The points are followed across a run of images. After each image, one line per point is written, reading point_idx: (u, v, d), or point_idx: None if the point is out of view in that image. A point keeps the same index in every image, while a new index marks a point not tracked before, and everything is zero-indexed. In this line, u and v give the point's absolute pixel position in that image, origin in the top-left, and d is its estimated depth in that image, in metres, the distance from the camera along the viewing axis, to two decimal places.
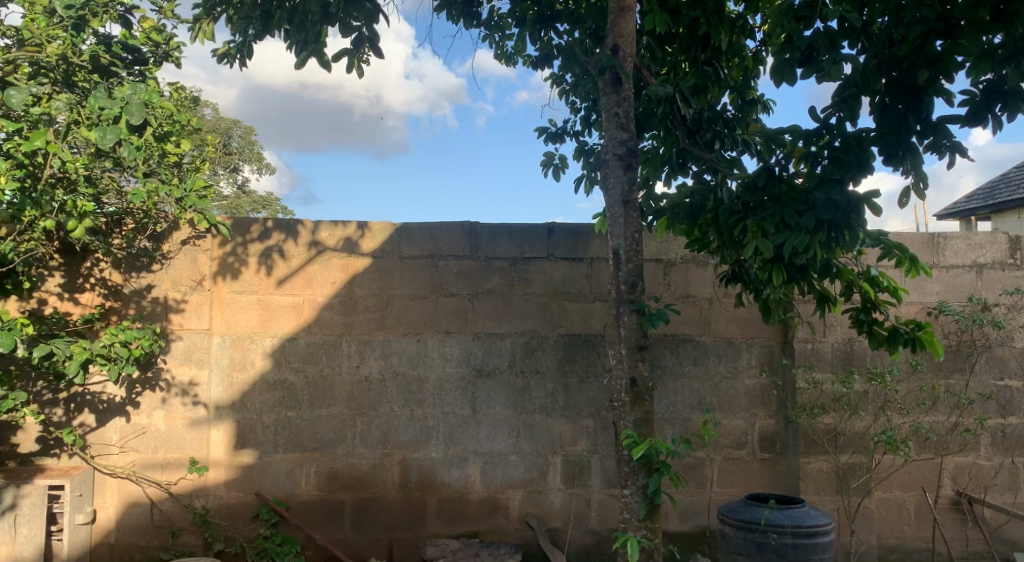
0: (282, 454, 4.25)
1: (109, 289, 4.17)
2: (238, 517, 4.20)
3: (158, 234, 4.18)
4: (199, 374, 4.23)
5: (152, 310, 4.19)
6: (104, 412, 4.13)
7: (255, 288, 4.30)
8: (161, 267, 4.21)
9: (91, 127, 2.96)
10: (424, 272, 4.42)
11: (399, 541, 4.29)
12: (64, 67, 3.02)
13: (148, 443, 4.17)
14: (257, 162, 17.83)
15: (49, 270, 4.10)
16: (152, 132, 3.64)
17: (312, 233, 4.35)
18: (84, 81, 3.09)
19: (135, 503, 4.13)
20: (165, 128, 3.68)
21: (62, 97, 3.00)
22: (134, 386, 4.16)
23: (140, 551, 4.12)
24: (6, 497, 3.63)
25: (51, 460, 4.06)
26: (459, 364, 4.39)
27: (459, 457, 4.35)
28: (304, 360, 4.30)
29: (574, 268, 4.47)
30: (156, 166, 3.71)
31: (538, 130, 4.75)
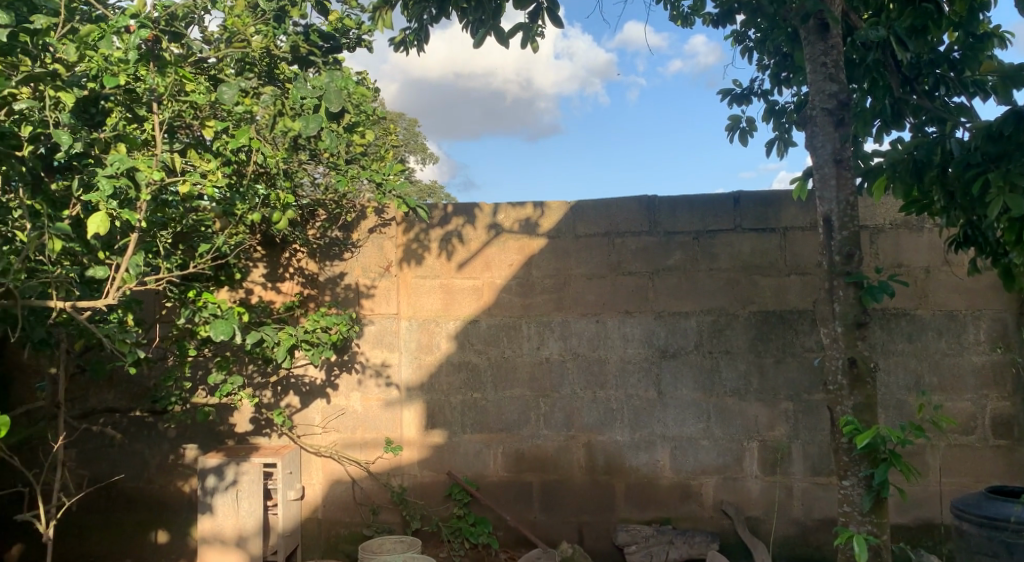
0: (470, 435, 4.23)
1: (307, 278, 4.35)
2: (432, 496, 4.23)
3: (347, 223, 4.31)
4: (391, 356, 4.29)
5: (345, 297, 4.32)
6: (307, 394, 4.31)
7: (437, 272, 4.31)
8: (352, 255, 4.32)
9: (294, 117, 3.03)
10: (602, 250, 4.22)
11: (590, 525, 4.15)
12: (267, 60, 3.11)
13: (347, 423, 4.29)
14: (421, 153, 18.52)
15: (254, 261, 4.32)
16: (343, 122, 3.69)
17: (491, 216, 4.29)
18: (285, 73, 3.17)
19: (338, 480, 4.27)
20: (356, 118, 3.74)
21: (266, 90, 3.07)
22: (332, 368, 4.30)
23: (345, 528, 4.25)
24: (228, 473, 3.83)
25: (264, 440, 4.25)
26: (642, 345, 4.17)
27: (647, 441, 4.14)
28: (486, 343, 4.26)
29: (764, 241, 4.11)
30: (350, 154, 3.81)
31: (721, 93, 4.40)
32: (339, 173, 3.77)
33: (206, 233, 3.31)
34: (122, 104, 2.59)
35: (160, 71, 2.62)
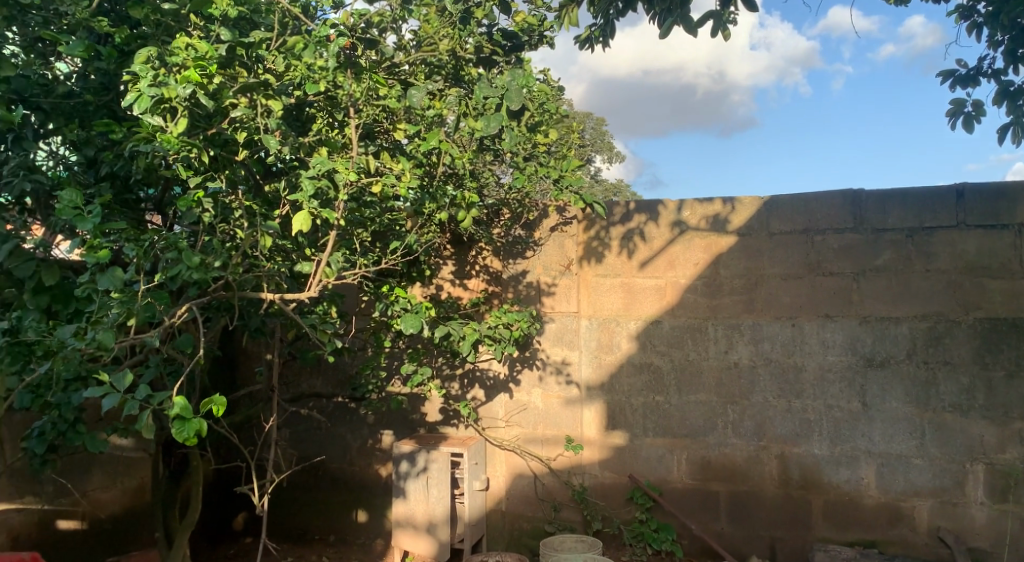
0: (652, 439, 4.10)
1: (491, 275, 4.47)
2: (614, 498, 4.16)
3: (530, 222, 4.38)
4: (571, 354, 4.29)
5: (527, 294, 4.39)
6: (491, 388, 4.44)
7: (619, 271, 4.23)
8: (534, 253, 4.38)
9: (476, 117, 3.12)
10: (798, 248, 3.91)
11: (782, 542, 3.87)
12: (454, 63, 3.21)
13: (529, 419, 4.35)
14: (608, 152, 18.46)
15: (443, 259, 4.51)
16: (526, 122, 3.72)
17: (676, 212, 4.13)
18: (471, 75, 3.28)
19: (521, 475, 4.34)
20: (538, 118, 3.77)
21: (452, 92, 3.18)
22: (515, 364, 4.39)
23: (527, 522, 4.32)
24: (419, 460, 4.04)
25: (451, 430, 4.44)
26: (844, 352, 3.81)
27: (848, 456, 3.78)
28: (669, 344, 4.11)
29: (995, 238, 3.58)
30: (532, 152, 3.84)
31: (942, 74, 3.91)
32: (521, 171, 3.83)
33: (400, 231, 3.51)
34: (323, 110, 2.87)
35: (356, 78, 2.72)
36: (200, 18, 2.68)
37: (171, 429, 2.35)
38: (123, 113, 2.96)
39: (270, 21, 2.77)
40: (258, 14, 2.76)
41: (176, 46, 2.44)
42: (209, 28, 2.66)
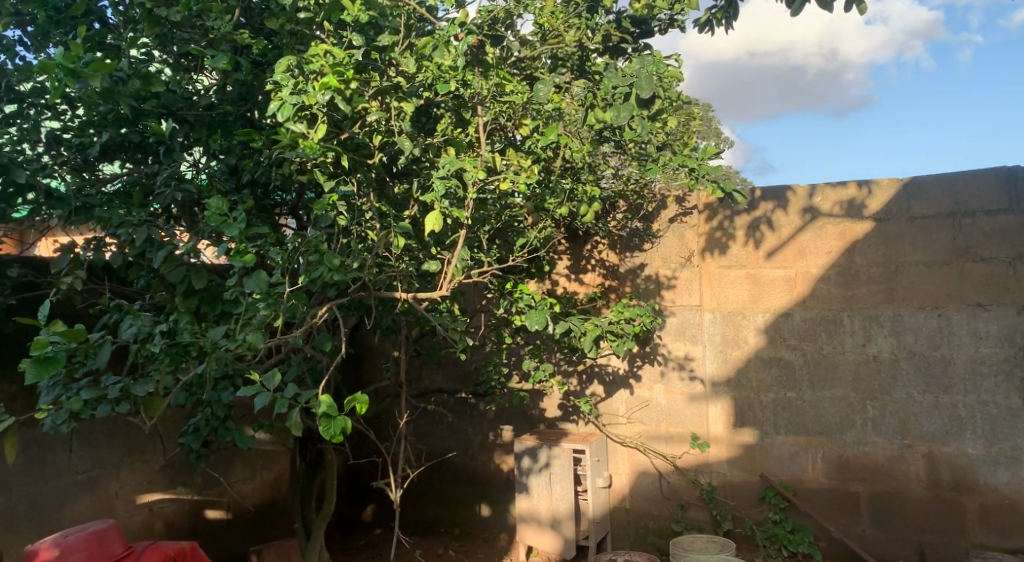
0: (784, 437, 3.92)
1: (608, 269, 4.40)
2: (745, 497, 4.01)
3: (648, 214, 4.28)
4: (694, 350, 4.16)
5: (647, 288, 4.29)
6: (610, 384, 4.39)
7: (744, 262, 4.07)
8: (653, 245, 4.28)
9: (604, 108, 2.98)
10: (944, 233, 3.63)
11: (933, 547, 3.59)
12: (578, 55, 3.14)
13: (652, 415, 4.26)
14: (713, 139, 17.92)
15: (560, 254, 4.48)
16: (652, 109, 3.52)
17: (805, 198, 3.93)
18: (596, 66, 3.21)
19: (645, 472, 4.27)
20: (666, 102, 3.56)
21: (579, 84, 3.09)
22: (635, 359, 4.31)
23: (653, 521, 4.23)
24: (542, 456, 4.03)
25: (572, 426, 4.41)
26: (1000, 343, 3.49)
27: (1007, 456, 3.46)
28: (801, 338, 3.92)
29: None
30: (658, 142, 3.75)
31: None
32: (653, 159, 3.72)
33: (519, 228, 3.46)
34: (450, 111, 2.90)
35: (484, 74, 2.80)
36: (331, 25, 2.74)
37: (319, 426, 2.41)
38: (260, 122, 3.08)
39: (396, 24, 2.82)
40: (384, 17, 2.80)
41: (313, 54, 2.50)
42: (341, 34, 2.72)
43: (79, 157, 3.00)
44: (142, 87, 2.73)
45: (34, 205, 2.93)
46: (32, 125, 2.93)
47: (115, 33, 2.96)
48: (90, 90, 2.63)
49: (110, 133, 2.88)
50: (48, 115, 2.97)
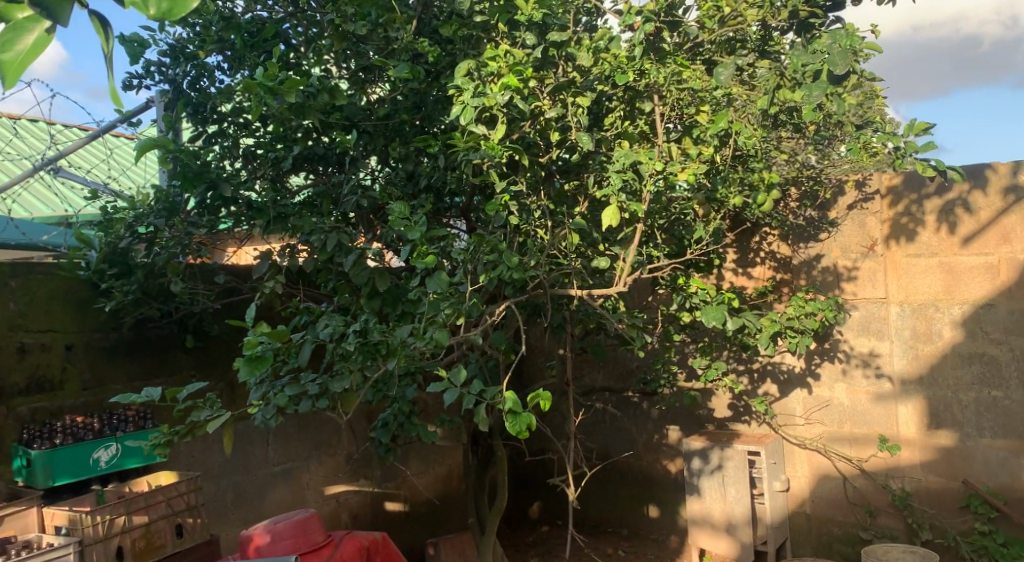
0: (991, 440, 3.54)
1: (779, 261, 4.20)
2: (945, 506, 3.68)
3: (824, 202, 4.04)
4: (880, 345, 3.87)
5: (824, 280, 4.04)
6: (785, 382, 4.19)
7: (935, 249, 3.73)
8: (830, 235, 4.02)
9: (793, 88, 2.85)
10: None
11: None
12: (760, 34, 2.99)
13: (834, 415, 4.02)
14: None
15: (726, 247, 4.33)
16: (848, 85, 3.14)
17: (1010, 176, 3.52)
18: (779, 45, 3.02)
19: (827, 476, 4.02)
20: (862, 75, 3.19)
21: (764, 64, 2.95)
22: (813, 356, 4.09)
23: (838, 527, 3.98)
24: (714, 457, 3.89)
25: (743, 426, 4.26)
26: None
27: None
28: (1007, 331, 3.51)
29: None
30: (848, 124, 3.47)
31: None
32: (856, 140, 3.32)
33: (688, 222, 3.32)
34: (623, 103, 2.90)
35: (660, 62, 2.73)
36: (505, 27, 2.84)
37: (504, 423, 2.23)
38: (432, 129, 3.17)
39: (563, 20, 2.79)
40: (552, 14, 2.77)
41: (491, 56, 2.56)
42: (515, 34, 2.80)
43: (274, 170, 3.19)
44: (329, 101, 2.87)
45: (236, 217, 3.23)
46: (231, 142, 3.22)
47: (300, 52, 3.16)
48: (284, 106, 2.79)
49: (300, 146, 3.07)
50: (244, 133, 3.22)
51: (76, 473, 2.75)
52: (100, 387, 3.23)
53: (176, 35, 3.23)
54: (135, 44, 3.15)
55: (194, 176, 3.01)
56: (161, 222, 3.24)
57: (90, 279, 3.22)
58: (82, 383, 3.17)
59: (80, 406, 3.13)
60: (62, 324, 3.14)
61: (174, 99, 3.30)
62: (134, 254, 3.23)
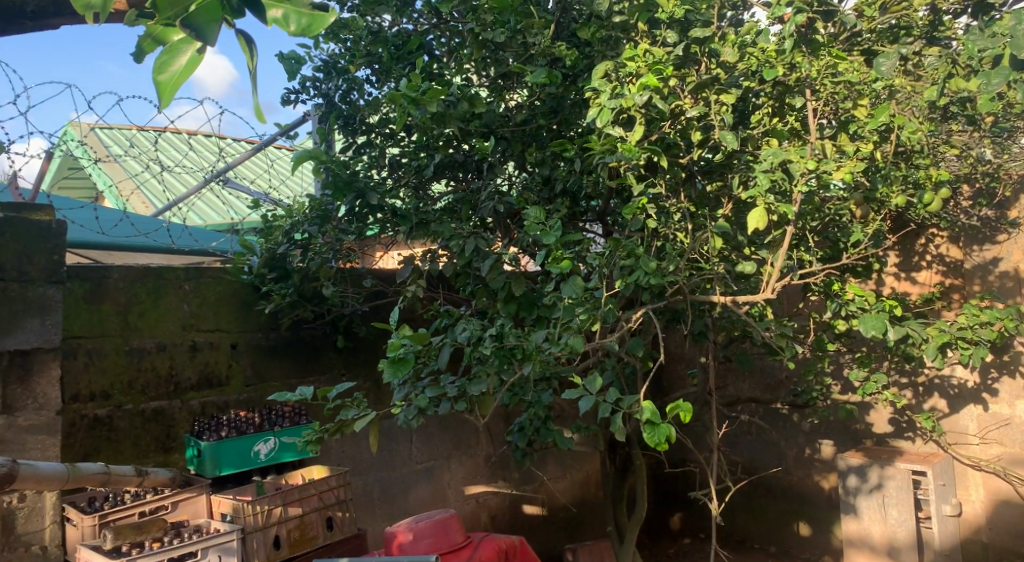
0: None
1: (949, 265, 3.82)
2: None
3: (1003, 200, 3.64)
4: None
5: (1003, 286, 3.62)
6: (956, 397, 3.81)
7: None
8: (1010, 236, 3.60)
9: (968, 78, 2.60)
10: None
11: None
12: (929, 19, 2.74)
13: (1016, 436, 3.59)
14: None
15: (886, 251, 4.01)
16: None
17: None
18: (950, 29, 2.77)
19: (1008, 502, 3.61)
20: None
21: (933, 51, 2.64)
22: (989, 370, 3.69)
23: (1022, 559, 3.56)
24: (872, 475, 3.61)
25: (906, 443, 3.92)
26: None
27: None
28: None
29: None
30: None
31: None
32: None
33: (844, 222, 3.11)
34: (772, 99, 2.74)
35: (813, 55, 2.58)
36: (646, 26, 2.80)
37: (642, 434, 2.12)
38: (568, 132, 3.16)
39: (707, 16, 2.73)
40: (694, 10, 2.73)
41: (629, 56, 2.49)
42: (656, 32, 2.77)
43: (416, 178, 3.30)
44: (468, 109, 2.92)
45: (382, 223, 3.37)
46: (378, 152, 3.35)
47: (442, 62, 3.26)
48: (427, 115, 2.87)
49: (442, 154, 3.15)
50: (390, 143, 3.34)
51: (240, 464, 2.98)
52: (260, 384, 3.48)
53: (330, 51, 3.43)
54: (293, 61, 3.37)
55: (344, 185, 3.18)
56: (314, 229, 3.44)
57: (252, 283, 3.48)
58: (245, 379, 3.44)
59: (243, 400, 3.40)
60: (228, 324, 3.41)
61: (326, 112, 3.48)
62: (290, 259, 3.45)
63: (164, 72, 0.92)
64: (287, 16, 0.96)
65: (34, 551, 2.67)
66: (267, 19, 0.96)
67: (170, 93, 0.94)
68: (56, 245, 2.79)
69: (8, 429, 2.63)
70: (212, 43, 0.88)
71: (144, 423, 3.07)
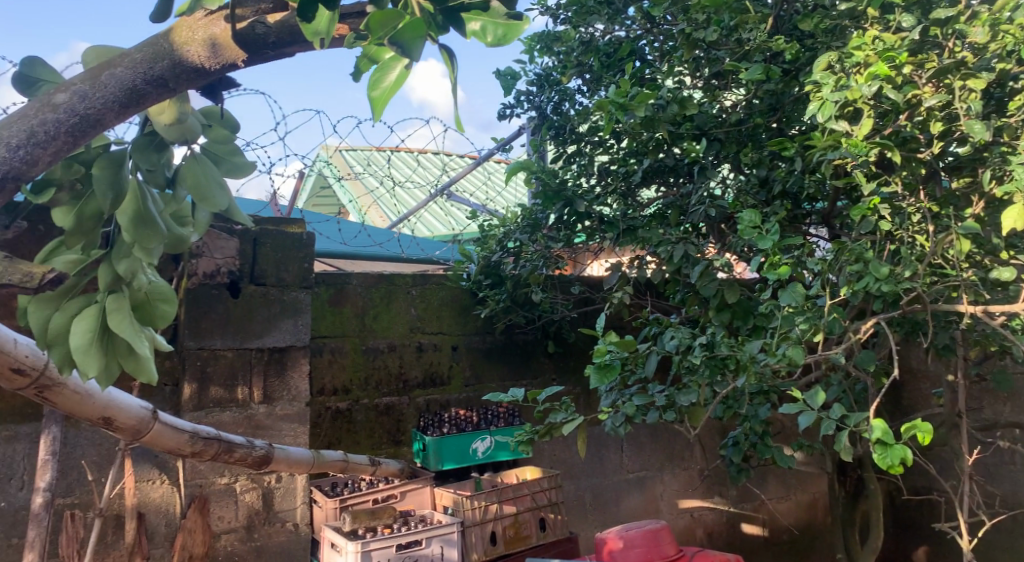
0: None
1: None
2: None
3: None
4: None
5: None
6: None
7: None
8: None
9: None
10: None
11: None
12: None
13: None
14: None
15: None
16: None
17: None
18: None
19: None
20: None
21: None
22: None
23: None
24: None
25: None
26: None
27: None
28: None
29: None
30: None
31: None
32: None
33: None
34: None
35: None
36: (877, 10, 2.55)
37: (871, 454, 1.92)
38: (789, 130, 2.97)
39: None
40: None
41: (857, 45, 2.29)
42: (889, 17, 2.51)
43: (625, 184, 3.27)
44: (679, 112, 2.86)
45: (591, 231, 3.40)
46: (587, 160, 3.38)
47: (654, 66, 3.21)
48: (636, 121, 2.85)
49: (651, 159, 3.11)
50: (600, 150, 3.34)
51: (459, 459, 3.18)
52: (478, 384, 3.68)
53: (544, 64, 3.54)
54: (509, 76, 3.53)
55: (554, 194, 3.28)
56: (525, 237, 3.57)
57: (470, 288, 3.69)
58: (464, 380, 3.65)
59: (462, 399, 3.62)
60: (449, 328, 3.64)
61: (539, 124, 3.60)
62: (504, 266, 3.61)
63: (376, 87, 0.97)
64: (485, 28, 1.01)
65: (289, 527, 3.06)
66: (467, 32, 1.01)
67: (381, 108, 0.99)
68: (306, 255, 3.19)
69: (269, 416, 3.04)
70: (418, 58, 0.93)
71: (377, 417, 3.40)
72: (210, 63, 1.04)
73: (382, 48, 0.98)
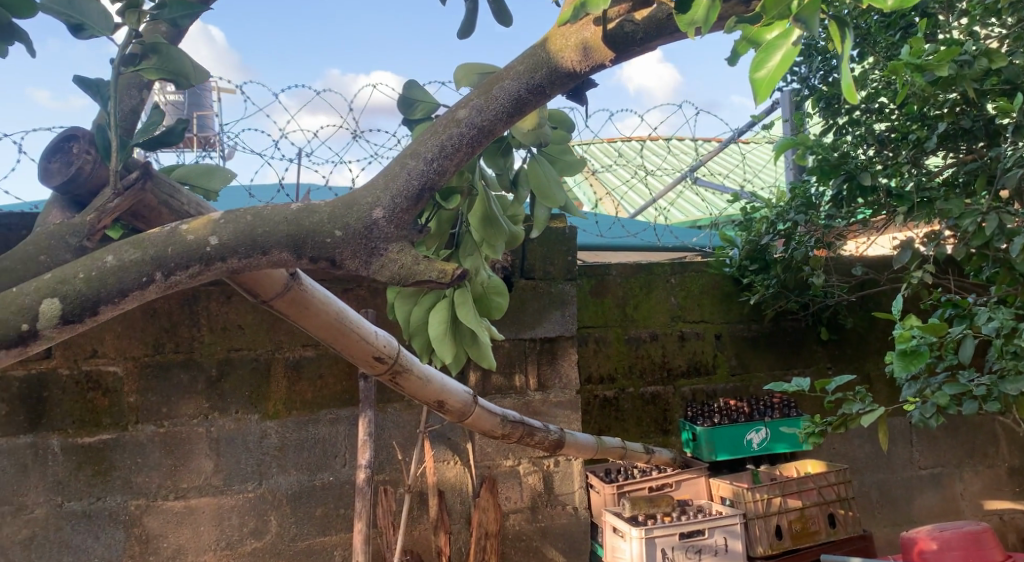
0: None
1: None
2: None
3: None
4: None
5: None
6: None
7: None
8: None
9: None
10: None
11: None
12: None
13: None
14: None
15: None
16: None
17: None
18: None
19: None
20: None
21: None
22: None
23: None
24: None
25: None
26: None
27: None
28: None
29: None
30: None
31: None
32: None
33: None
34: None
35: None
36: None
37: None
38: None
39: None
40: None
41: None
42: None
43: (914, 152, 3.00)
44: (987, 66, 2.52)
45: (875, 206, 3.15)
46: (864, 129, 3.13)
47: (942, 23, 2.93)
48: (932, 81, 2.57)
49: (946, 122, 2.82)
50: (877, 117, 3.10)
51: (734, 451, 3.10)
52: (746, 374, 3.58)
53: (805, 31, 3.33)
54: None
55: (831, 169, 3.08)
56: (800, 217, 3.37)
57: (733, 275, 3.58)
58: (730, 369, 3.56)
59: (730, 389, 3.54)
60: (712, 317, 3.57)
61: (805, 97, 3.43)
62: (773, 250, 3.47)
63: (761, 69, 0.93)
64: None
65: (569, 510, 3.20)
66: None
67: (766, 92, 0.93)
68: (569, 248, 3.28)
69: (544, 403, 3.19)
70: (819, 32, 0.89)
71: (644, 406, 3.43)
72: (581, 66, 1.14)
73: (765, 30, 0.96)
